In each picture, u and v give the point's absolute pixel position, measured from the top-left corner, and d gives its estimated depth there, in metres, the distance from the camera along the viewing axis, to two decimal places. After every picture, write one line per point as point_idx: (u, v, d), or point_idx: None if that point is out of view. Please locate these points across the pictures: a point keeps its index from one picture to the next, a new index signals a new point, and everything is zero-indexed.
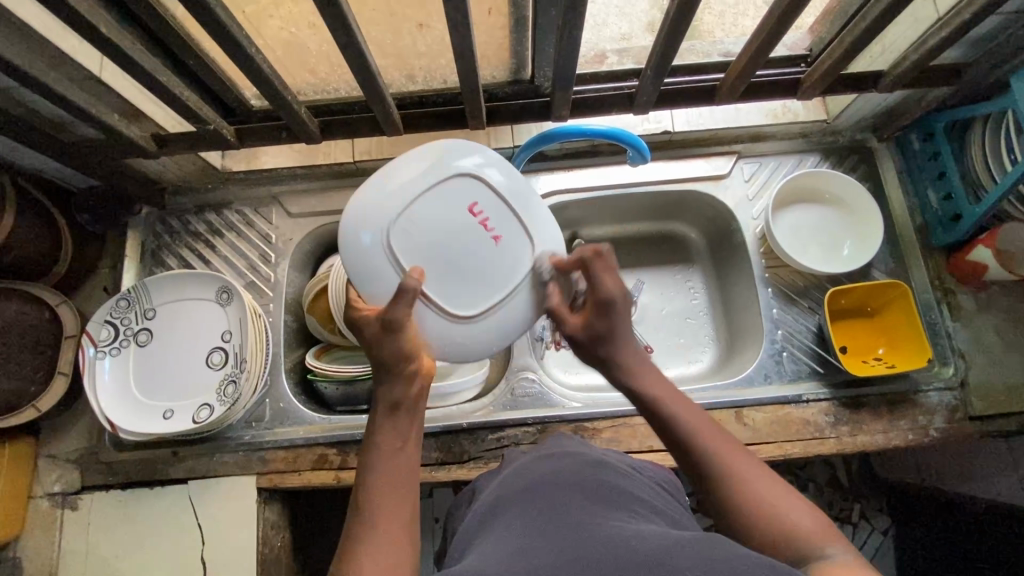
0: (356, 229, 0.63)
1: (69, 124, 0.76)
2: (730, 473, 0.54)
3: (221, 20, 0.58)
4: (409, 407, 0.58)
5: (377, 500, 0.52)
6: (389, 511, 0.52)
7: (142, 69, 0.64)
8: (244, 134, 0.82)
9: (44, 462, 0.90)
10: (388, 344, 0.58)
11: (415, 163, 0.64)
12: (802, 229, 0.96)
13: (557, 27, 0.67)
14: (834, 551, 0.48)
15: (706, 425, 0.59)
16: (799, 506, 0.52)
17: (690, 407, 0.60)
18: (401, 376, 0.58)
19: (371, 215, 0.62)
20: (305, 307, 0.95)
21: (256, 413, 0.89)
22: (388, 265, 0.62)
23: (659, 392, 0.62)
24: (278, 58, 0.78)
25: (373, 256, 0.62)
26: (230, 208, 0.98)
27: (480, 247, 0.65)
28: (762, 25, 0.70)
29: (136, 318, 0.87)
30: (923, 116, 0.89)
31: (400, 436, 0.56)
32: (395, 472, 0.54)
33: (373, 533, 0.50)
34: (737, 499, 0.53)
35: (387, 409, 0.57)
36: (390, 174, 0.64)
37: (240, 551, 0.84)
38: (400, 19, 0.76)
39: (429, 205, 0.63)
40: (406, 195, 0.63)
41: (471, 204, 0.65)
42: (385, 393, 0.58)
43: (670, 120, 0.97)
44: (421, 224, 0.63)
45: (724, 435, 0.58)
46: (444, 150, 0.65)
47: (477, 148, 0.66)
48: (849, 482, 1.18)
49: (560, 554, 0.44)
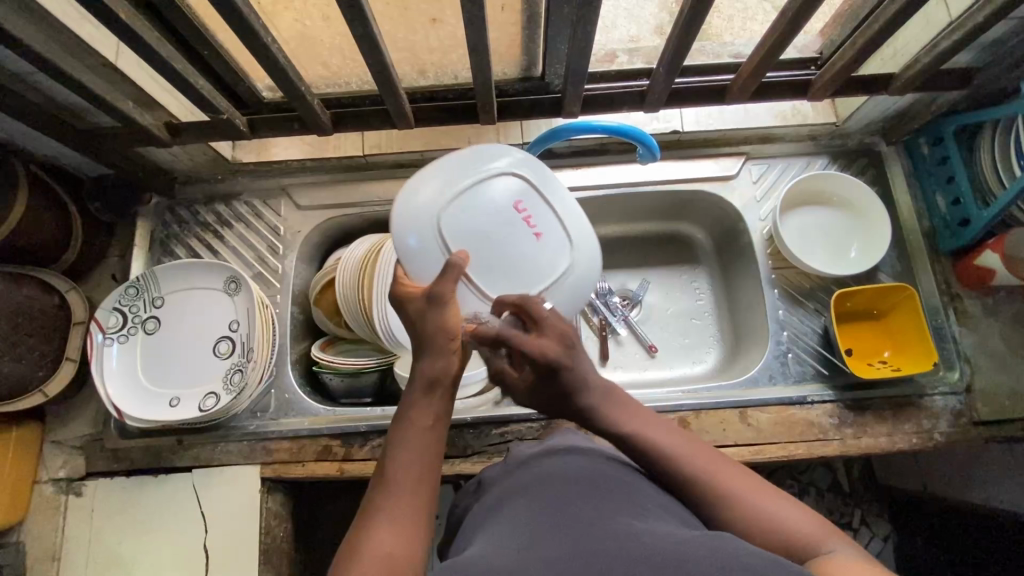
0: (406, 215, 0.64)
1: (84, 111, 0.77)
2: (722, 486, 0.54)
3: (238, 9, 0.59)
4: (447, 384, 0.58)
5: (398, 479, 0.52)
6: (410, 492, 0.51)
7: (159, 57, 0.65)
8: (256, 124, 0.83)
9: (49, 448, 0.90)
10: (436, 316, 0.57)
11: (462, 161, 0.67)
12: (809, 230, 0.96)
13: (570, 24, 0.68)
14: (836, 544, 0.47)
15: (686, 440, 0.58)
16: (792, 506, 0.52)
17: (666, 429, 0.60)
18: (445, 350, 0.57)
19: (420, 205, 0.65)
20: (311, 300, 0.95)
21: (261, 404, 0.89)
22: (438, 252, 0.64)
23: (630, 417, 0.61)
24: (292, 50, 0.78)
25: (421, 237, 0.64)
26: (240, 199, 0.99)
27: (525, 240, 0.66)
28: (774, 25, 0.70)
29: (145, 306, 0.87)
30: (932, 120, 0.89)
31: (432, 416, 0.56)
32: (423, 453, 0.54)
33: (394, 513, 0.50)
34: (732, 510, 0.52)
35: (424, 385, 0.57)
36: (441, 165, 0.67)
37: (243, 540, 0.84)
38: (414, 14, 0.77)
39: (476, 196, 0.66)
40: (454, 187, 0.65)
41: (515, 200, 0.67)
42: (427, 367, 0.57)
43: (680, 120, 0.97)
44: (469, 213, 0.65)
45: (707, 449, 0.58)
46: (490, 151, 0.69)
47: (518, 151, 0.70)
48: (851, 488, 1.18)
49: (573, 550, 0.43)
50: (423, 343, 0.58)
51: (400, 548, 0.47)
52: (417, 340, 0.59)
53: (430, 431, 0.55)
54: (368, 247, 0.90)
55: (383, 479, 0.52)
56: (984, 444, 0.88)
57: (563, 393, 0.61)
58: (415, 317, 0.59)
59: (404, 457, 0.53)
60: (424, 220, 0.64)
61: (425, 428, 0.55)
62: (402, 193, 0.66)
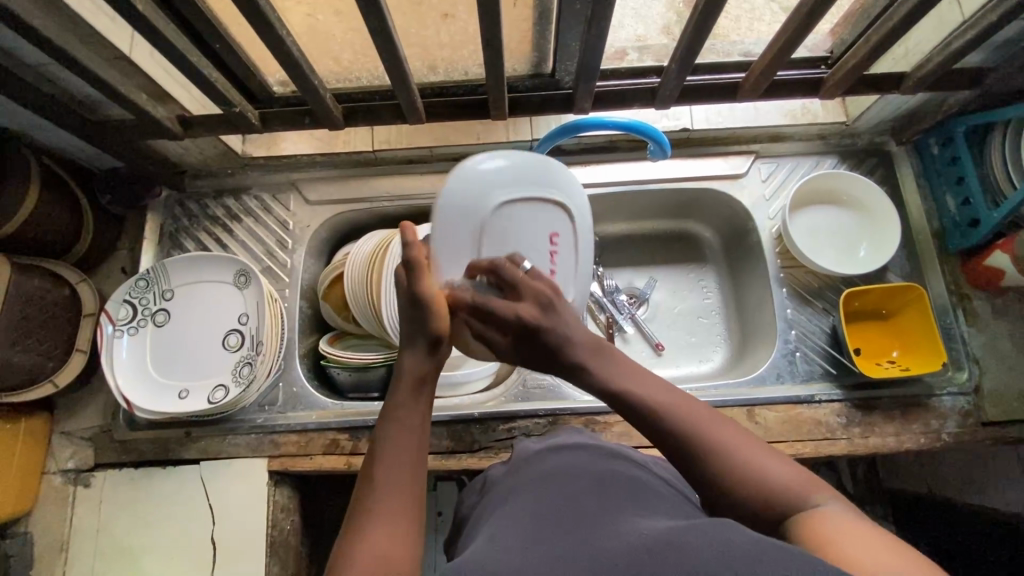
0: (459, 193, 0.64)
1: (97, 103, 0.77)
2: (710, 437, 0.52)
3: (254, 1, 0.59)
4: (431, 382, 0.58)
5: (387, 476, 0.51)
6: (405, 490, 0.51)
7: (173, 49, 0.65)
8: (268, 119, 0.83)
9: (57, 439, 0.91)
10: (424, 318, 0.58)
11: (531, 169, 0.68)
12: (819, 229, 0.95)
13: (583, 20, 0.68)
14: (823, 501, 0.46)
15: (672, 394, 0.56)
16: (780, 461, 0.50)
17: (652, 381, 0.57)
18: (428, 351, 0.59)
19: (476, 194, 0.65)
20: (320, 295, 0.96)
21: (269, 397, 0.90)
22: (470, 248, 0.65)
23: (615, 370, 0.59)
24: (304, 44, 0.78)
25: (463, 226, 0.65)
26: (249, 194, 0.99)
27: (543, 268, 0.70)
28: (787, 23, 0.70)
29: (154, 299, 0.87)
30: (942, 120, 0.89)
31: (416, 412, 0.56)
32: (415, 450, 0.54)
33: (389, 510, 0.49)
34: (719, 467, 0.50)
35: (411, 383, 0.57)
36: (512, 164, 0.67)
37: (250, 532, 0.84)
38: (426, 9, 0.77)
39: (527, 212, 0.68)
40: (514, 189, 0.67)
41: (553, 231, 0.70)
42: (412, 364, 0.58)
43: (690, 117, 0.96)
44: (510, 224, 0.67)
45: (697, 403, 0.55)
46: (556, 172, 0.69)
47: (579, 184, 0.71)
48: (855, 488, 1.18)
49: (572, 552, 0.43)
50: (407, 339, 0.59)
51: (396, 547, 0.47)
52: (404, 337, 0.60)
53: (420, 429, 0.55)
54: (377, 243, 0.90)
55: (375, 477, 0.52)
56: (991, 445, 0.88)
57: (545, 352, 0.61)
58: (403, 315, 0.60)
59: (397, 455, 0.53)
60: (473, 209, 0.65)
61: (415, 427, 0.55)
62: (466, 164, 0.65)
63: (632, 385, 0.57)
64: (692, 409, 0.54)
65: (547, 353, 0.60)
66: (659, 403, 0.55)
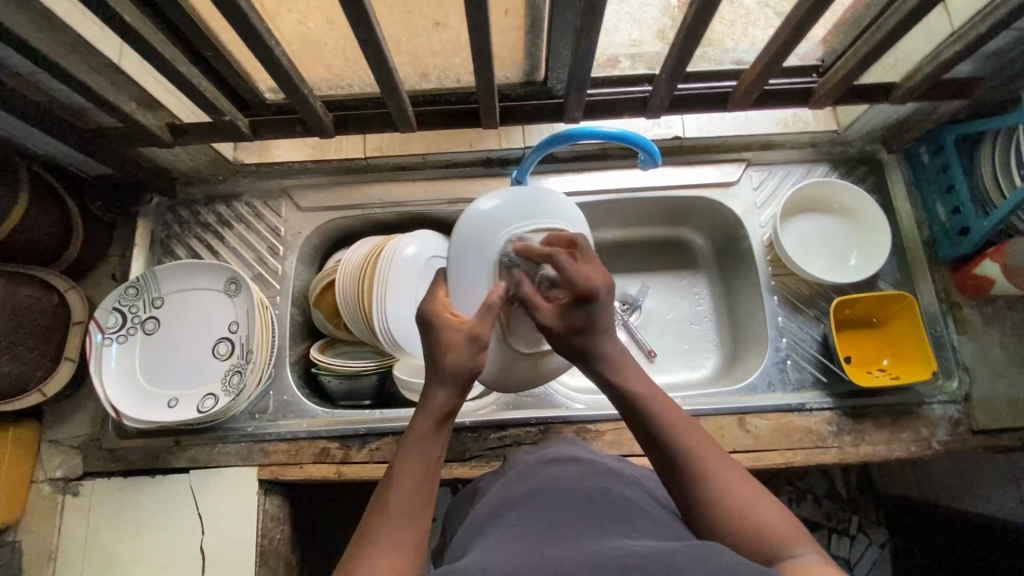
0: (469, 239, 0.67)
1: (86, 110, 0.77)
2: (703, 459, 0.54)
3: (243, 11, 0.59)
4: (454, 419, 0.58)
5: (395, 508, 0.51)
6: (414, 522, 0.50)
7: (162, 58, 0.65)
8: (259, 126, 0.83)
9: (46, 448, 0.90)
10: (467, 359, 0.58)
11: (535, 203, 0.68)
12: (810, 238, 0.96)
13: (573, 30, 0.68)
14: (803, 552, 0.47)
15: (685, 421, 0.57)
16: (771, 507, 0.51)
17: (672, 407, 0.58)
18: (459, 392, 0.58)
19: (481, 233, 0.67)
20: (311, 301, 0.95)
21: (260, 405, 0.89)
22: (484, 278, 0.65)
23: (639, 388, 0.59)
24: (295, 52, 0.78)
25: (472, 264, 0.66)
26: (240, 200, 0.98)
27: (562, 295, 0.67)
28: (777, 34, 0.71)
29: (144, 306, 0.87)
30: (933, 129, 0.89)
31: (434, 447, 0.55)
32: (425, 479, 0.53)
33: (395, 538, 0.49)
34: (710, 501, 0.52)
35: (435, 418, 0.56)
36: (506, 202, 0.68)
37: (240, 541, 0.84)
38: (416, 17, 0.77)
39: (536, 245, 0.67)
40: (522, 223, 0.67)
41: None
42: (438, 401, 0.57)
43: (681, 126, 0.98)
44: (522, 256, 0.66)
45: (707, 437, 0.56)
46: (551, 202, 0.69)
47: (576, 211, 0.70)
48: (848, 493, 1.18)
49: (565, 564, 0.43)
50: (439, 375, 0.57)
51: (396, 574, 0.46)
52: (433, 370, 0.58)
53: (434, 463, 0.54)
54: (368, 250, 0.90)
55: (385, 505, 0.51)
56: (981, 453, 0.88)
57: (584, 324, 0.61)
58: (445, 348, 0.58)
59: (406, 484, 0.52)
60: (485, 245, 0.66)
61: (430, 458, 0.55)
62: (473, 210, 0.68)
63: (649, 406, 0.58)
64: (701, 444, 0.55)
65: (582, 327, 0.61)
66: (667, 425, 0.56)
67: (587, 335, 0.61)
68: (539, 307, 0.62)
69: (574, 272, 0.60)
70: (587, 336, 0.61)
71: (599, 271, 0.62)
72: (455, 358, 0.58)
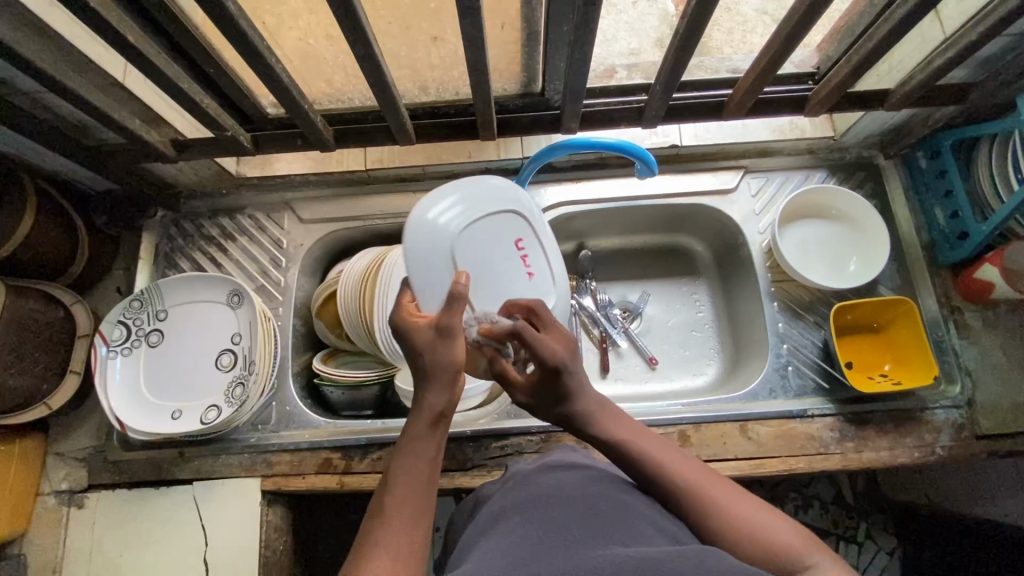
0: (424, 232, 0.65)
1: (91, 128, 0.79)
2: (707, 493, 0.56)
3: (244, 29, 0.60)
4: (448, 419, 0.57)
5: (396, 510, 0.52)
6: (409, 517, 0.52)
7: (163, 77, 0.66)
8: (260, 141, 0.84)
9: (52, 460, 0.91)
10: (447, 353, 0.54)
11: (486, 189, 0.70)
12: (808, 245, 0.96)
13: (569, 42, 0.68)
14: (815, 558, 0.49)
15: (671, 451, 0.61)
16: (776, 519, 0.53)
17: (662, 447, 0.61)
18: (448, 389, 0.56)
19: (430, 227, 0.66)
20: (313, 312, 0.96)
21: (263, 416, 0.90)
22: (445, 273, 0.66)
23: (619, 433, 0.63)
24: (296, 68, 0.80)
25: (436, 260, 0.65)
26: (243, 213, 1.00)
27: (520, 276, 0.72)
28: (768, 45, 0.71)
29: (148, 319, 0.88)
30: (929, 135, 0.89)
31: (433, 447, 0.56)
32: (419, 479, 0.53)
33: (395, 539, 0.49)
34: (713, 521, 0.55)
35: (429, 419, 0.56)
36: (439, 197, 0.68)
37: (244, 552, 0.84)
38: (415, 32, 0.78)
39: (486, 229, 0.70)
40: (471, 212, 0.69)
41: (518, 238, 0.73)
42: (431, 402, 0.56)
43: (678, 135, 0.98)
44: (479, 241, 0.69)
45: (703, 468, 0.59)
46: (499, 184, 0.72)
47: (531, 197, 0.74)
48: (855, 500, 1.16)
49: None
50: (427, 376, 0.55)
51: None
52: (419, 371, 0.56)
53: (432, 463, 0.55)
54: (368, 262, 0.91)
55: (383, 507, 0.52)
56: (986, 458, 0.88)
57: (564, 392, 0.62)
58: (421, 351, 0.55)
59: (402, 484, 0.53)
60: (439, 245, 0.66)
61: (428, 458, 0.55)
62: (419, 212, 0.66)
63: (635, 446, 0.61)
64: (694, 472, 0.58)
65: (562, 395, 0.62)
66: (659, 462, 0.59)
67: (569, 401, 0.63)
68: (512, 383, 0.65)
69: (539, 345, 0.59)
70: (565, 403, 0.63)
71: (560, 341, 0.62)
72: (440, 354, 0.55)
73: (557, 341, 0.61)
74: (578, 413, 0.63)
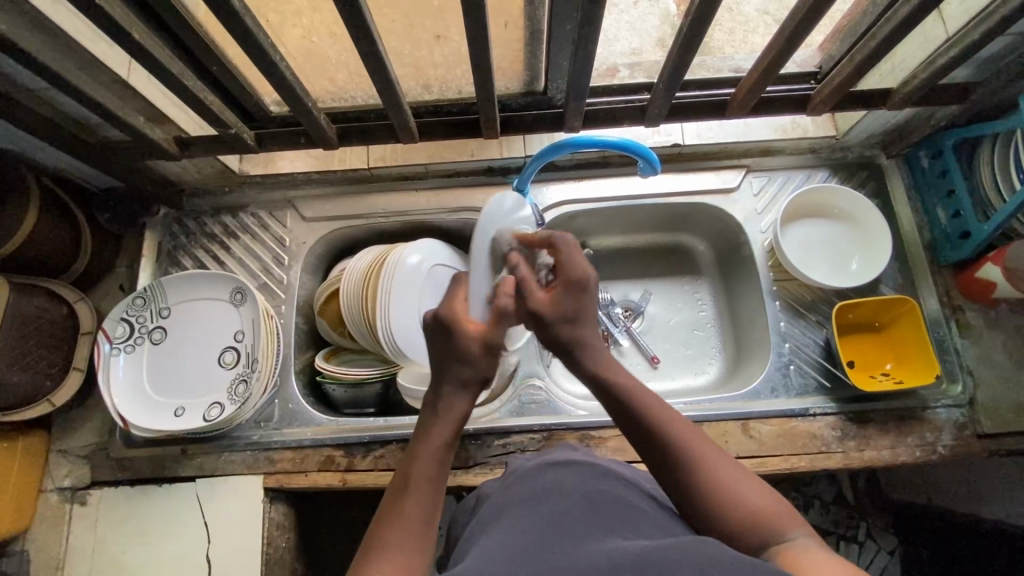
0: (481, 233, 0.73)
1: (95, 125, 0.79)
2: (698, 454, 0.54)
3: (250, 27, 0.60)
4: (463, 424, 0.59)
5: (411, 512, 0.51)
6: (422, 520, 0.51)
7: (168, 74, 0.66)
8: (263, 138, 0.84)
9: (54, 458, 0.91)
10: (483, 367, 0.59)
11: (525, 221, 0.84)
12: (811, 243, 0.96)
13: (572, 40, 0.68)
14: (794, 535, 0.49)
15: (665, 407, 0.58)
16: (758, 489, 0.52)
17: (659, 401, 0.58)
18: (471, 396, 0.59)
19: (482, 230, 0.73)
20: (316, 310, 0.96)
21: (265, 414, 0.90)
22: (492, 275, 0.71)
23: (620, 378, 0.60)
24: (300, 66, 0.80)
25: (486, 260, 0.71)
26: (246, 211, 1.00)
27: None
28: (771, 44, 0.71)
29: (151, 317, 0.88)
30: (931, 134, 0.90)
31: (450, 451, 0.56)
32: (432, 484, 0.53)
33: (406, 539, 0.49)
34: (698, 482, 0.53)
35: (450, 423, 0.57)
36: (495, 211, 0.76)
37: (246, 548, 0.84)
38: (416, 30, 0.79)
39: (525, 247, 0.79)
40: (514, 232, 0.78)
41: None
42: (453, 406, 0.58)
43: (681, 134, 0.98)
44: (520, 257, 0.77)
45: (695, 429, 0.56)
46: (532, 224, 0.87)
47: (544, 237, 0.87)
48: (856, 499, 1.15)
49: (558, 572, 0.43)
50: (456, 382, 0.58)
51: None
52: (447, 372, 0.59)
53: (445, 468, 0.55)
54: (371, 260, 0.91)
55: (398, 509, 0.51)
56: (987, 457, 0.88)
57: (576, 312, 0.62)
58: (461, 357, 0.58)
59: (418, 485, 0.53)
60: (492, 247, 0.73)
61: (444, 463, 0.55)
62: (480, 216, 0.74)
63: (630, 395, 0.58)
64: (688, 430, 0.56)
65: (571, 315, 0.62)
66: (655, 416, 0.57)
67: (574, 325, 0.62)
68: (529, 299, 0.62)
69: (568, 260, 0.64)
70: (574, 325, 0.62)
71: (583, 260, 0.64)
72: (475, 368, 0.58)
73: (583, 265, 0.63)
74: (582, 338, 0.62)
